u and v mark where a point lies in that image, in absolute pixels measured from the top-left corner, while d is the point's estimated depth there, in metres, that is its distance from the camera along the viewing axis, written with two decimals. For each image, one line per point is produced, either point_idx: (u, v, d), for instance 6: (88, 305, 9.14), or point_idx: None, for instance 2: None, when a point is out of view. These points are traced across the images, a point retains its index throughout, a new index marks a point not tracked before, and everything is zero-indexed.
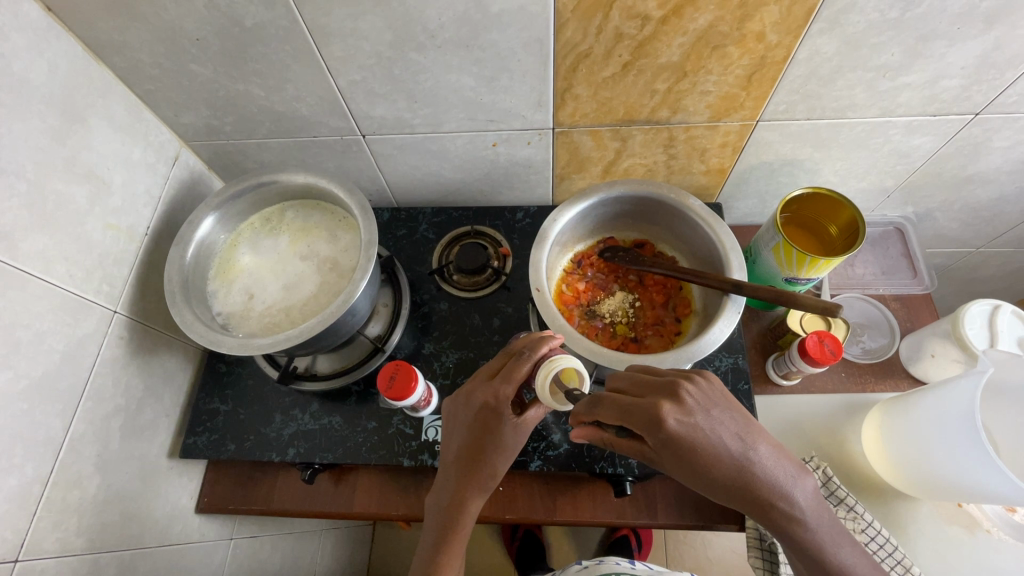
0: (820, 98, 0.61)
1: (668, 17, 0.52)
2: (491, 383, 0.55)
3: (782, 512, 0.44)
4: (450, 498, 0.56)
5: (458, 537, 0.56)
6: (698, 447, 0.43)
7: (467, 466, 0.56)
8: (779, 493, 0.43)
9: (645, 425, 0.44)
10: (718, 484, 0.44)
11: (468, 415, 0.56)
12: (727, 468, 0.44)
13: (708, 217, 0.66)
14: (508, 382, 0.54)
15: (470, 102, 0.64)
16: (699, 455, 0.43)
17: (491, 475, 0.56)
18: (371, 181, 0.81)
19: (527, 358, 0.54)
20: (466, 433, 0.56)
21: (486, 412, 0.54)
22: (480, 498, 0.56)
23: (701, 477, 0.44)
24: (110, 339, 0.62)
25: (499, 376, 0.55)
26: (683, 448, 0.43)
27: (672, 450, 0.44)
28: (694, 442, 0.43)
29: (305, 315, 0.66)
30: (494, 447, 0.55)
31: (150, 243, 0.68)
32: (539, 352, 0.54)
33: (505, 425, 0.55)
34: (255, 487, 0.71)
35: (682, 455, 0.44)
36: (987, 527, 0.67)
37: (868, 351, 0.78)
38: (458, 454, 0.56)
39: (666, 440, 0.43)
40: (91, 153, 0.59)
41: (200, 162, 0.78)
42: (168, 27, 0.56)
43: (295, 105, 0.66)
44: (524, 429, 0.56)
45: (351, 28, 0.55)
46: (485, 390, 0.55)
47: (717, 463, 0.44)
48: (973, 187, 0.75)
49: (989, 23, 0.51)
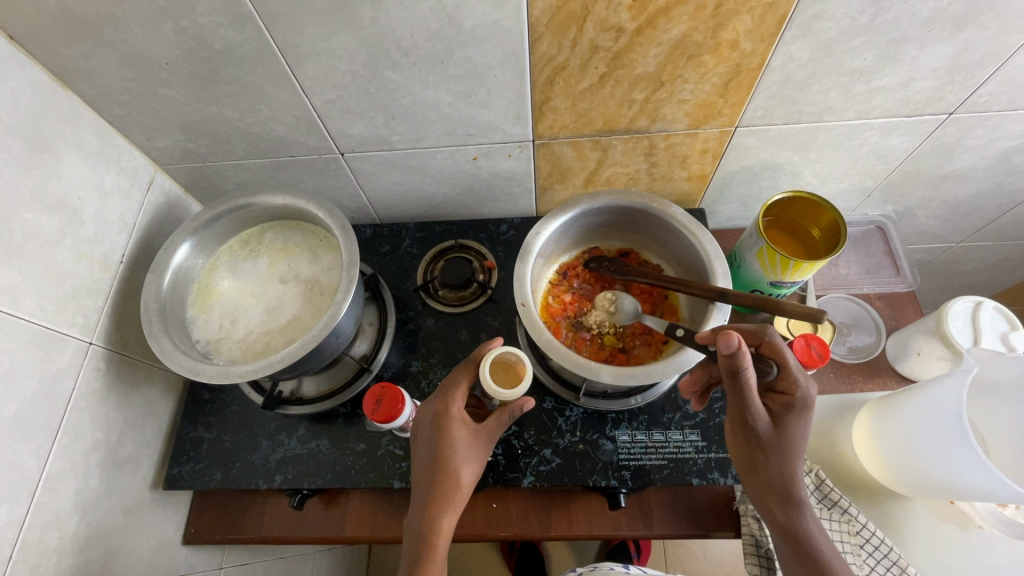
0: (796, 103, 0.61)
1: (642, 28, 0.52)
2: (443, 390, 0.58)
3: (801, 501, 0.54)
4: (423, 512, 0.54)
5: (437, 556, 0.52)
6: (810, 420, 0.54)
7: (430, 475, 0.55)
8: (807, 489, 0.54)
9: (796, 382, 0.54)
10: (796, 455, 0.54)
11: (428, 421, 0.57)
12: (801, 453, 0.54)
13: (691, 226, 0.66)
14: (455, 388, 0.58)
15: (448, 117, 0.63)
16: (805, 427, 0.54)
17: (457, 486, 0.54)
18: (351, 198, 0.80)
19: (469, 364, 0.59)
20: (428, 444, 0.56)
21: (440, 419, 0.56)
22: (452, 513, 0.54)
23: (792, 446, 0.54)
24: (86, 371, 0.60)
25: (447, 386, 0.58)
26: (801, 415, 0.54)
27: (794, 411, 0.54)
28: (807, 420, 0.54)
29: (287, 339, 0.64)
30: (453, 455, 0.55)
31: (125, 271, 0.67)
32: (477, 355, 0.59)
33: (460, 432, 0.56)
34: (243, 515, 0.69)
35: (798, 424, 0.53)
36: (979, 522, 0.67)
37: (854, 350, 0.79)
38: (423, 470, 0.55)
39: (798, 402, 0.54)
40: (60, 183, 0.58)
41: (176, 185, 0.76)
42: (136, 52, 0.55)
43: (270, 126, 0.65)
44: (483, 436, 0.57)
45: (324, 48, 0.54)
46: (438, 401, 0.58)
47: (803, 445, 0.54)
48: (950, 184, 0.76)
49: (958, 26, 0.52)
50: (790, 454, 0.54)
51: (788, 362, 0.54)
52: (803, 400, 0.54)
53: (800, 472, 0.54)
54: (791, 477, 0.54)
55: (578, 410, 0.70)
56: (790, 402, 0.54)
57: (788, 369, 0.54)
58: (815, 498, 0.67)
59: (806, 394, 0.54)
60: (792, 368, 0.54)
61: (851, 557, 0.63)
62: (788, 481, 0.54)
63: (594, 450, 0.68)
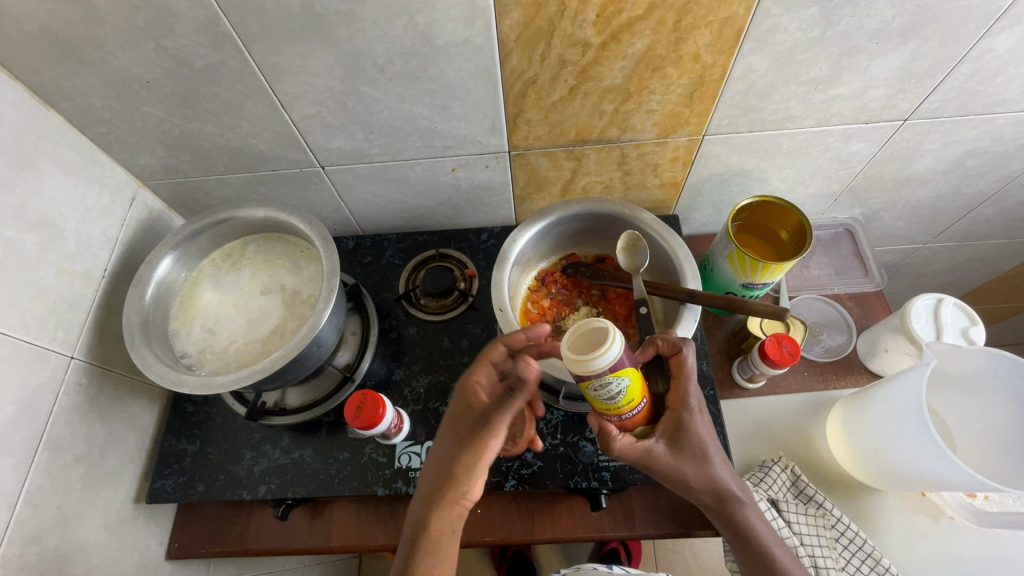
0: (759, 112, 0.64)
1: (607, 42, 0.55)
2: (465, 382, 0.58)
3: (733, 507, 0.55)
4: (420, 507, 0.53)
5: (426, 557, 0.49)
6: (703, 430, 0.54)
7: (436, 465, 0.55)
8: (734, 497, 0.55)
9: (681, 404, 0.54)
10: (711, 467, 0.54)
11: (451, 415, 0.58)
12: (713, 466, 0.54)
13: (662, 231, 0.69)
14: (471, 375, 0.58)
15: (425, 130, 0.65)
16: (702, 440, 0.54)
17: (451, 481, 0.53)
18: (333, 211, 0.82)
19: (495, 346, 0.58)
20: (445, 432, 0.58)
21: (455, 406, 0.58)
22: (442, 505, 0.52)
23: (695, 462, 0.54)
24: (67, 386, 0.61)
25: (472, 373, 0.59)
26: (692, 434, 0.54)
27: (686, 431, 0.54)
28: (703, 431, 0.54)
29: (270, 349, 0.65)
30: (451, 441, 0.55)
31: (108, 286, 0.67)
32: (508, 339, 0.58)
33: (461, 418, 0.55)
34: (227, 529, 0.69)
35: (693, 441, 0.54)
36: (950, 513, 0.68)
37: (828, 350, 0.81)
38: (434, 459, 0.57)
39: (684, 420, 0.54)
40: (42, 200, 0.59)
41: (159, 201, 0.77)
42: (117, 71, 0.57)
43: (251, 141, 0.67)
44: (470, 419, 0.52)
45: (302, 65, 0.56)
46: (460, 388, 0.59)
47: (712, 451, 0.54)
48: (911, 187, 0.79)
49: (903, 37, 0.55)
50: (701, 468, 0.54)
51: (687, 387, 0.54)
52: (692, 415, 0.54)
53: (725, 478, 0.55)
54: (714, 486, 0.55)
55: (559, 413, 0.71)
56: (678, 422, 0.54)
57: (681, 391, 0.54)
58: (791, 495, 0.69)
59: (695, 408, 0.54)
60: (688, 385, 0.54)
61: (827, 550, 0.64)
62: (718, 491, 0.55)
63: (574, 453, 0.69)
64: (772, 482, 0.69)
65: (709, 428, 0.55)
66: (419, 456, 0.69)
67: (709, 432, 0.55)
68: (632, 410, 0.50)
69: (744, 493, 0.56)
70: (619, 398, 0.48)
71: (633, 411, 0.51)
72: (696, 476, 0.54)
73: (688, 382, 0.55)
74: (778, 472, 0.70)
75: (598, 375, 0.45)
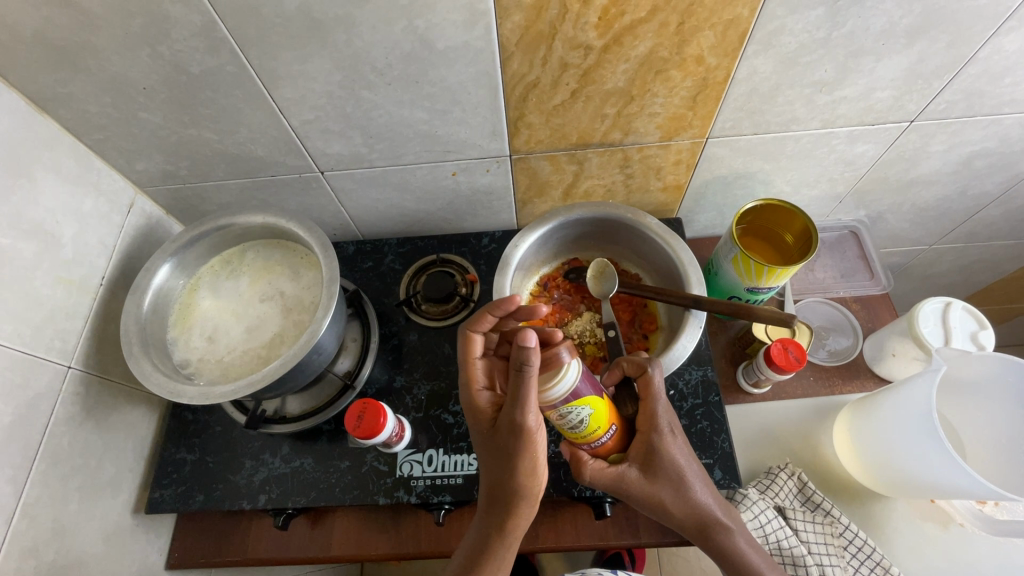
0: (764, 114, 0.63)
1: (609, 45, 0.54)
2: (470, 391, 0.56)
3: (717, 530, 0.55)
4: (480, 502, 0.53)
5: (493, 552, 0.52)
6: (674, 451, 0.53)
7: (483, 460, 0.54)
8: (715, 520, 0.55)
9: (649, 425, 0.54)
10: (687, 492, 0.54)
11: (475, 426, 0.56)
12: (690, 489, 0.54)
13: (665, 235, 0.68)
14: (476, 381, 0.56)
15: (425, 135, 0.65)
16: (675, 464, 0.53)
17: (506, 496, 0.51)
18: (333, 216, 0.81)
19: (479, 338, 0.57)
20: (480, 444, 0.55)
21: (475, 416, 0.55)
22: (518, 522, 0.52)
23: (672, 484, 0.54)
24: (65, 396, 0.60)
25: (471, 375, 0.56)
26: (664, 457, 0.53)
27: (658, 453, 0.53)
28: (676, 454, 0.54)
29: (269, 357, 0.65)
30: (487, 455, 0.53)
31: (106, 294, 0.67)
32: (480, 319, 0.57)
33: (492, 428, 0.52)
34: (226, 538, 0.68)
35: (666, 463, 0.53)
36: (960, 521, 0.67)
37: (833, 354, 0.80)
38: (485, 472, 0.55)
39: (654, 443, 0.53)
40: (38, 208, 0.58)
41: (157, 207, 0.77)
42: (114, 77, 0.56)
43: (249, 146, 0.66)
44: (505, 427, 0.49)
45: (300, 70, 0.55)
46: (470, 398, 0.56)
47: (689, 473, 0.54)
48: (917, 189, 0.78)
49: (910, 38, 0.54)
50: (678, 491, 0.54)
51: (654, 406, 0.54)
52: (662, 437, 0.53)
53: (704, 503, 0.55)
54: (693, 508, 0.54)
55: None
56: (649, 447, 0.53)
57: (648, 413, 0.54)
58: (798, 502, 0.69)
59: (664, 430, 0.54)
60: (654, 404, 0.54)
61: (836, 559, 0.63)
62: (699, 514, 0.55)
63: None
64: (779, 489, 0.68)
65: (681, 448, 0.54)
66: (421, 464, 0.68)
67: (682, 453, 0.54)
68: (602, 436, 0.51)
69: (727, 513, 0.56)
70: (584, 425, 0.49)
71: (601, 438, 0.52)
72: (674, 499, 0.54)
73: (656, 404, 0.54)
74: (785, 478, 0.69)
75: (556, 403, 0.46)
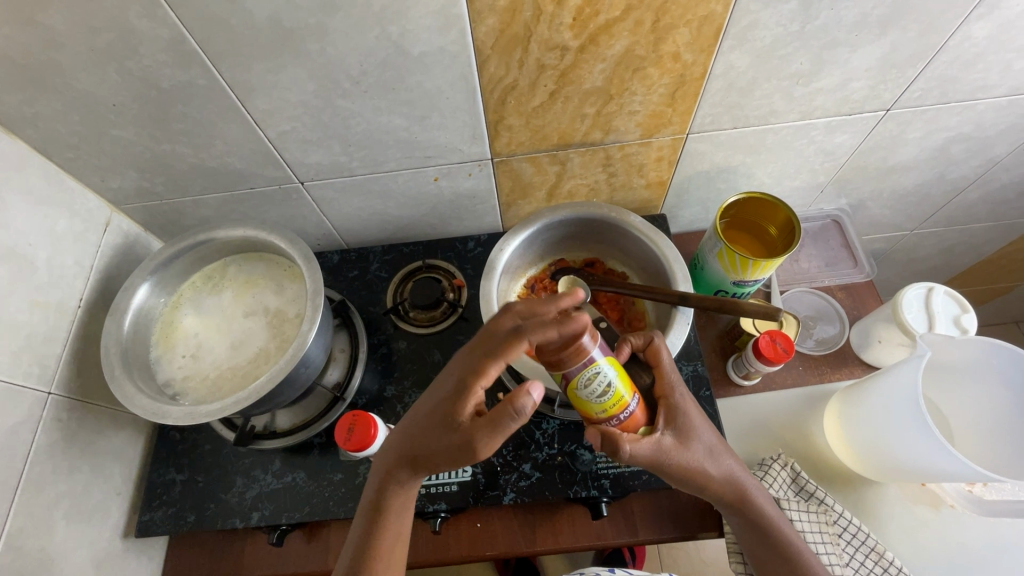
0: (742, 108, 0.63)
1: (585, 45, 0.54)
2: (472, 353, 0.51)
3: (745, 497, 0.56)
4: (393, 459, 0.53)
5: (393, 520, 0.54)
6: (695, 414, 0.54)
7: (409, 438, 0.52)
8: (743, 485, 0.56)
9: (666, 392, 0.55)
10: (713, 456, 0.55)
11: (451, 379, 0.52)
12: (716, 454, 0.55)
13: (650, 233, 0.68)
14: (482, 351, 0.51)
15: (405, 141, 0.64)
16: (700, 428, 0.54)
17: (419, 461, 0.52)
18: (316, 227, 0.80)
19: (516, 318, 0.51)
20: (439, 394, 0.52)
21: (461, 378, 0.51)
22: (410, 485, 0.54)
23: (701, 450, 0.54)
24: (45, 422, 0.59)
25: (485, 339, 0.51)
26: (688, 420, 0.54)
27: (682, 415, 0.54)
28: (698, 417, 0.55)
29: (255, 373, 0.64)
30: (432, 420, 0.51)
31: (85, 316, 0.65)
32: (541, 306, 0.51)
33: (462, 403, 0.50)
34: (219, 558, 0.67)
35: (692, 427, 0.54)
36: (951, 502, 0.68)
37: (820, 342, 0.81)
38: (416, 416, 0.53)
39: (677, 404, 0.54)
40: (9, 232, 0.57)
41: (135, 225, 0.75)
42: (81, 95, 0.55)
43: (226, 159, 0.65)
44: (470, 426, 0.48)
45: (273, 81, 0.54)
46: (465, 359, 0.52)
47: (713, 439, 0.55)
48: (896, 175, 0.79)
49: (883, 28, 0.54)
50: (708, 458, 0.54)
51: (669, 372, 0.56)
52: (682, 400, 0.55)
53: (732, 467, 0.56)
54: (722, 474, 0.55)
55: (555, 422, 0.71)
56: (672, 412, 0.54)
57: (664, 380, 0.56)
58: (792, 491, 0.69)
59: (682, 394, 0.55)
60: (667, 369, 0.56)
61: (831, 547, 0.64)
62: (729, 480, 0.55)
63: (572, 461, 0.68)
64: (773, 479, 0.68)
65: (699, 413, 0.55)
66: None
67: (702, 418, 0.55)
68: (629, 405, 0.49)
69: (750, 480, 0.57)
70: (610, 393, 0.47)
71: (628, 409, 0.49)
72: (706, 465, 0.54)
73: (669, 369, 0.56)
74: (779, 468, 0.69)
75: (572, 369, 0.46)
